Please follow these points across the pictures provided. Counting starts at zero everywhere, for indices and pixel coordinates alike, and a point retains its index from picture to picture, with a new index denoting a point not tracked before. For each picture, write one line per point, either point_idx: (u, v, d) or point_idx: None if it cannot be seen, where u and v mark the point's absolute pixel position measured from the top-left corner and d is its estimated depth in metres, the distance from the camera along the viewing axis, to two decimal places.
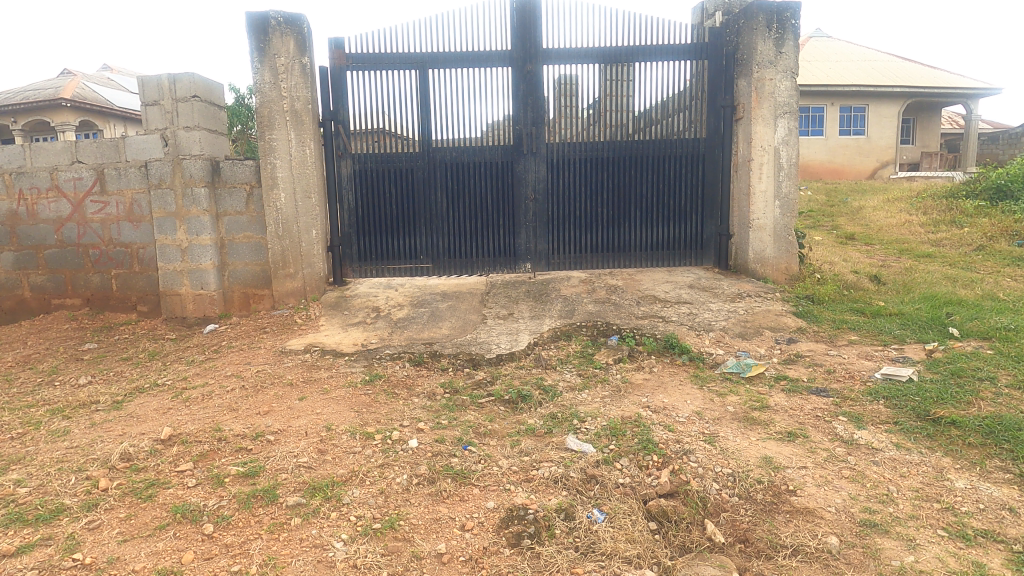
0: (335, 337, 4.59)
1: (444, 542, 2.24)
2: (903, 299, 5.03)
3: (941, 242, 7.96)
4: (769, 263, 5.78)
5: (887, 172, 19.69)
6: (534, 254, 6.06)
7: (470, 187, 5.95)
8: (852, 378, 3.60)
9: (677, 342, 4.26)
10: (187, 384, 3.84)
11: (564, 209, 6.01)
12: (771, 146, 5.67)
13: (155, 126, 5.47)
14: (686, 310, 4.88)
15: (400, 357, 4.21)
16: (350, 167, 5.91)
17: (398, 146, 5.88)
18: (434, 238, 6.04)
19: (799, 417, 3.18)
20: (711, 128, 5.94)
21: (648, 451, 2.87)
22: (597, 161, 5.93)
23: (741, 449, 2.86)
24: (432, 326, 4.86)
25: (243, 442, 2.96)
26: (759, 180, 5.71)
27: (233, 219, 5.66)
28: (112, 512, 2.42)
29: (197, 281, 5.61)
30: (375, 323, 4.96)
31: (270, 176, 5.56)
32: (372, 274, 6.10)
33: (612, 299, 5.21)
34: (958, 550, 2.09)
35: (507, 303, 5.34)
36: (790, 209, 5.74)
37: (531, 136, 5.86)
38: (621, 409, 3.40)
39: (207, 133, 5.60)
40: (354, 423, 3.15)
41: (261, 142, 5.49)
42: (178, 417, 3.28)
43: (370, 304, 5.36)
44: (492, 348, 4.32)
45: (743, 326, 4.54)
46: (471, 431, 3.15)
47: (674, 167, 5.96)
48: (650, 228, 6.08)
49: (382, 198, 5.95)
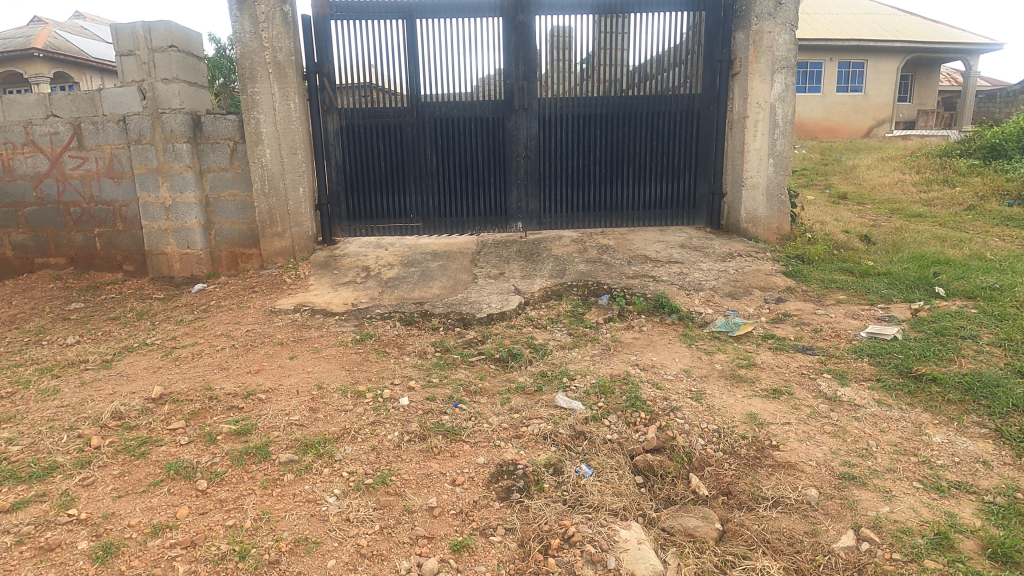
0: (325, 297, 4.56)
1: (436, 497, 2.28)
2: (893, 259, 5.05)
3: (933, 202, 7.96)
4: (760, 223, 5.76)
5: (882, 130, 19.54)
6: (526, 214, 5.99)
7: (461, 144, 5.82)
8: (838, 337, 3.65)
9: (667, 301, 4.27)
10: (177, 343, 3.83)
11: (556, 167, 5.91)
12: (767, 102, 5.56)
13: (131, 78, 5.29)
14: (677, 270, 4.88)
15: (391, 316, 4.21)
16: (336, 122, 5.75)
17: (385, 100, 5.71)
18: (424, 197, 5.94)
19: (785, 374, 3.24)
20: (707, 83, 5.81)
21: (636, 408, 2.94)
22: (590, 118, 5.81)
23: (727, 406, 2.93)
24: (423, 285, 4.84)
25: (235, 400, 2.98)
26: (754, 137, 5.62)
27: (218, 176, 5.55)
28: (106, 469, 2.45)
29: (183, 240, 5.54)
30: (366, 283, 4.92)
31: (254, 131, 5.40)
32: (361, 234, 6.02)
33: (603, 259, 5.21)
34: (932, 501, 2.16)
35: (498, 263, 5.32)
36: (784, 167, 5.69)
37: (523, 91, 5.70)
38: (610, 368, 3.45)
39: (187, 85, 5.41)
40: (345, 381, 3.17)
41: (244, 95, 5.31)
42: (168, 376, 3.28)
43: (359, 264, 5.32)
44: (483, 307, 4.32)
45: (733, 285, 4.54)
46: (462, 389, 3.19)
47: (668, 124, 5.85)
48: (642, 186, 6.01)
49: (370, 155, 5.82)
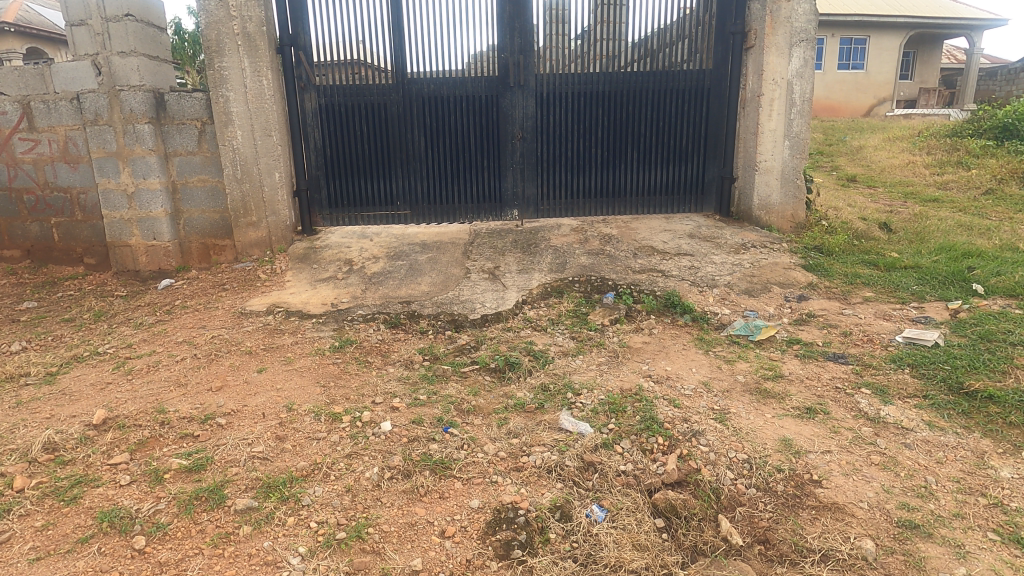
0: (302, 295, 4.13)
1: (421, 556, 1.91)
2: (919, 250, 4.68)
3: (947, 186, 7.59)
4: (774, 210, 5.36)
5: (883, 110, 19.12)
6: (522, 200, 5.56)
7: (451, 125, 5.35)
8: (872, 342, 3.28)
9: (678, 300, 3.89)
10: (132, 353, 3.40)
11: (554, 149, 5.47)
12: (783, 79, 5.12)
13: (84, 51, 4.78)
14: (687, 263, 4.48)
15: (374, 318, 3.81)
16: (315, 100, 5.25)
17: (368, 77, 5.22)
18: (412, 182, 5.48)
19: (817, 389, 2.87)
20: (718, 58, 5.35)
21: (652, 432, 2.57)
22: (592, 96, 5.35)
23: (756, 429, 2.55)
24: (411, 281, 4.41)
25: (190, 427, 2.57)
26: (769, 117, 5.19)
27: (185, 160, 5.10)
28: (26, 521, 2.05)
29: (148, 231, 5.09)
30: (347, 278, 4.47)
31: (223, 110, 4.93)
32: (343, 223, 5.56)
33: (606, 251, 4.82)
34: (1014, 560, 1.81)
35: (492, 255, 4.91)
36: (800, 149, 5.28)
37: (519, 66, 5.23)
38: (620, 380, 3.07)
39: (147, 59, 4.91)
40: (319, 401, 2.76)
41: (211, 70, 4.82)
42: (117, 395, 2.86)
43: (341, 257, 4.88)
44: (476, 307, 3.93)
45: (750, 281, 4.15)
46: (453, 409, 2.80)
47: (675, 102, 5.41)
48: (647, 171, 5.58)
49: (352, 137, 5.33)
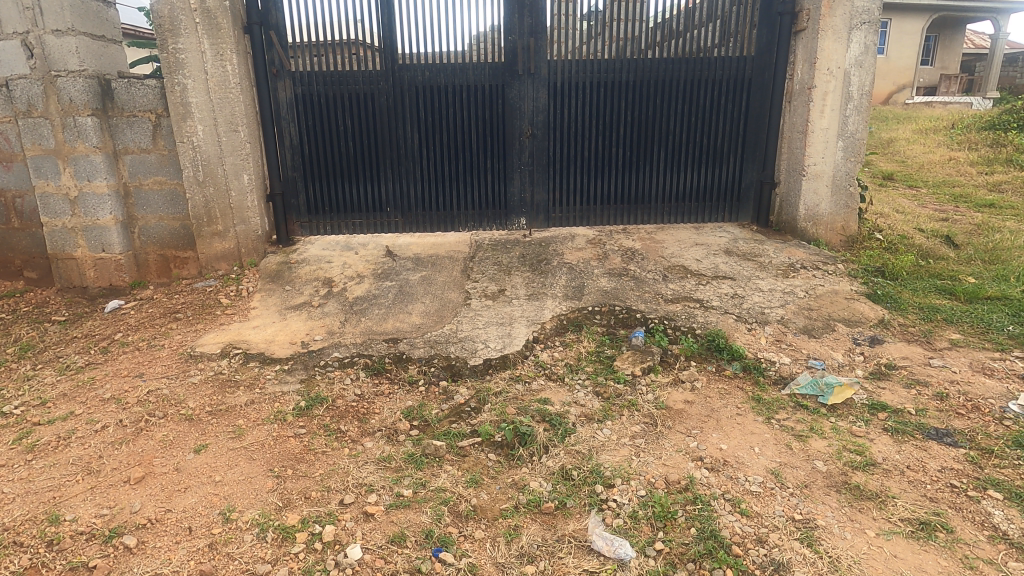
0: (268, 330, 3.42)
1: None
2: (1001, 275, 3.97)
3: (999, 188, 6.86)
4: (822, 221, 4.64)
5: (902, 97, 18.17)
6: (530, 207, 4.82)
7: (449, 119, 4.60)
8: (981, 413, 2.59)
9: (724, 342, 3.20)
10: (43, 415, 2.68)
11: (568, 148, 4.73)
12: (840, 68, 4.37)
13: (12, 30, 4.02)
14: (729, 290, 3.76)
15: (353, 364, 3.12)
16: (289, 89, 4.49)
17: (353, 62, 4.46)
18: (404, 185, 4.74)
19: (926, 487, 2.19)
20: (762, 42, 4.58)
21: (716, 562, 1.89)
22: (613, 86, 4.59)
23: (860, 560, 1.87)
24: (401, 309, 3.71)
25: (86, 551, 1.88)
26: (821, 113, 4.44)
27: (138, 158, 4.37)
28: None
29: (95, 241, 4.37)
30: (325, 304, 3.76)
31: (180, 101, 4.20)
32: (325, 231, 4.81)
33: (630, 271, 4.11)
34: None
35: (497, 274, 4.20)
36: (855, 151, 4.54)
37: (529, 50, 4.46)
38: (664, 466, 2.38)
39: (89, 39, 4.15)
40: (269, 505, 2.08)
41: (165, 52, 4.07)
42: (4, 490, 2.17)
43: (321, 276, 4.17)
44: (478, 349, 3.24)
45: (808, 316, 3.44)
46: (448, 514, 2.11)
47: (710, 94, 4.65)
48: (676, 174, 4.84)
49: (334, 132, 4.58)
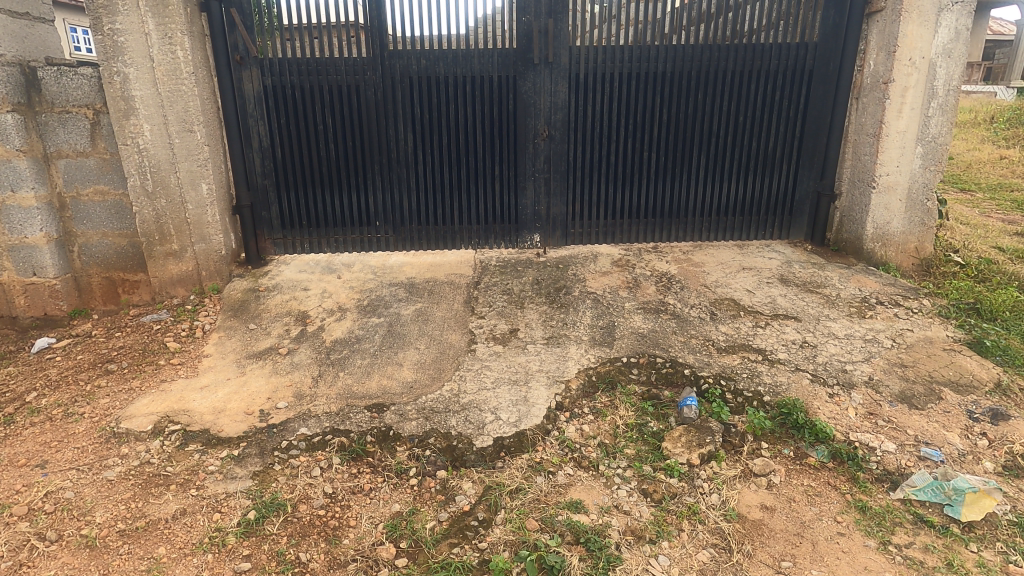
0: (219, 390, 2.70)
1: None
2: None
3: None
4: (892, 241, 3.91)
5: None
6: (545, 221, 4.08)
7: (449, 117, 3.84)
8: None
9: (803, 416, 2.48)
10: None
11: (592, 152, 3.98)
12: (924, 58, 3.61)
13: None
14: (796, 337, 3.04)
15: (325, 445, 2.40)
16: (257, 80, 3.72)
17: (334, 48, 3.70)
18: (396, 195, 3.99)
19: None
20: (828, 26, 3.81)
21: None
22: (647, 79, 3.83)
23: None
24: (388, 359, 2.98)
25: None
26: (898, 112, 3.69)
27: (74, 163, 3.62)
28: None
29: (24, 263, 3.63)
30: (296, 351, 3.03)
31: (121, 94, 3.44)
32: (302, 248, 4.07)
33: (670, 307, 3.38)
34: None
35: (507, 307, 3.46)
36: (936, 158, 3.80)
37: (547, 34, 3.69)
38: None
39: (7, 18, 3.39)
40: None
41: (99, 34, 3.31)
42: None
43: (294, 310, 3.44)
44: (486, 421, 2.52)
45: (904, 377, 2.72)
46: None
47: (762, 89, 3.90)
48: (718, 183, 4.09)
49: (312, 132, 3.83)
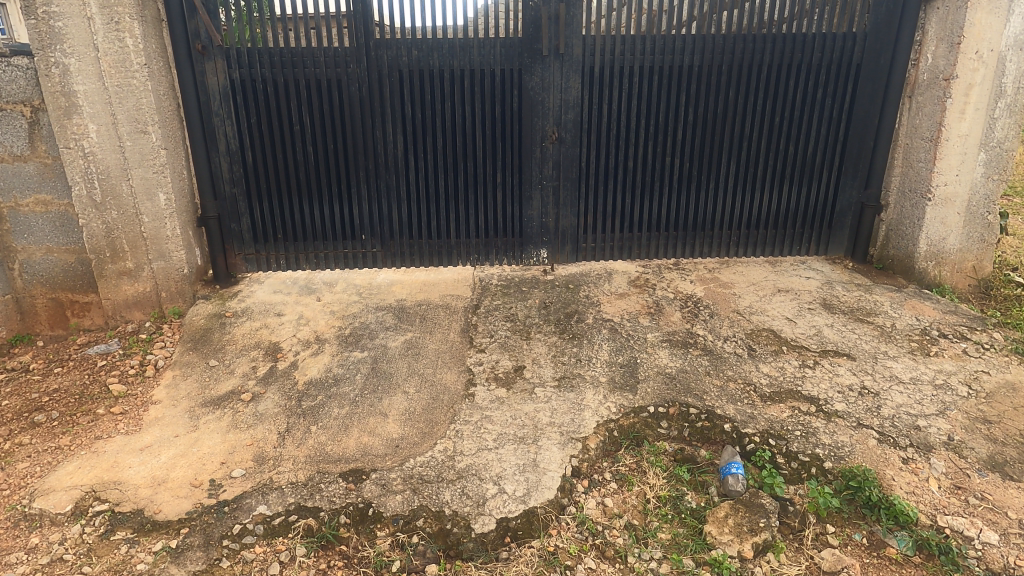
0: (162, 453, 2.22)
1: None
2: None
3: None
4: (947, 259, 3.45)
5: None
6: (553, 235, 3.60)
7: (445, 117, 3.35)
8: None
9: (877, 493, 2.03)
10: None
11: (607, 157, 3.49)
12: (993, 50, 3.12)
13: None
14: (854, 381, 2.57)
15: (291, 530, 1.95)
16: (223, 73, 3.23)
17: (312, 37, 3.20)
18: (384, 205, 3.50)
19: None
20: (879, 14, 3.32)
21: None
22: (672, 74, 3.35)
23: None
24: (370, 407, 2.50)
25: None
26: (961, 113, 3.21)
27: (11, 168, 3.10)
28: None
29: None
30: (261, 396, 2.56)
31: (61, 89, 2.90)
32: (278, 265, 3.60)
33: (700, 340, 2.91)
34: None
35: (512, 338, 2.98)
36: (1000, 166, 3.32)
37: (558, 21, 3.19)
38: None
39: None
40: None
41: (32, 18, 2.76)
42: None
43: (263, 341, 2.95)
44: (487, 497, 2.05)
45: (991, 437, 2.26)
46: None
47: (801, 86, 3.41)
48: (748, 193, 3.61)
49: (287, 134, 3.34)
